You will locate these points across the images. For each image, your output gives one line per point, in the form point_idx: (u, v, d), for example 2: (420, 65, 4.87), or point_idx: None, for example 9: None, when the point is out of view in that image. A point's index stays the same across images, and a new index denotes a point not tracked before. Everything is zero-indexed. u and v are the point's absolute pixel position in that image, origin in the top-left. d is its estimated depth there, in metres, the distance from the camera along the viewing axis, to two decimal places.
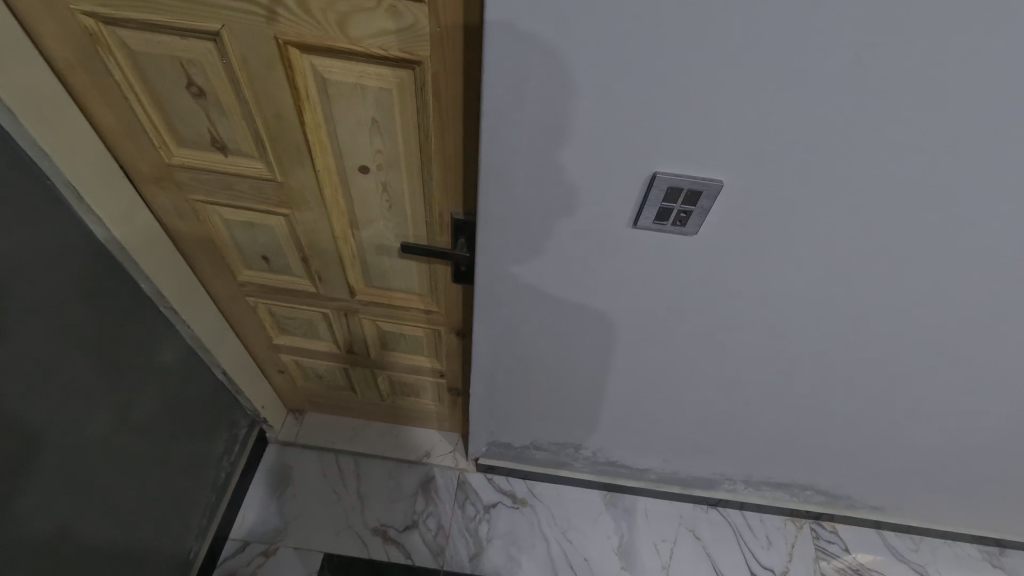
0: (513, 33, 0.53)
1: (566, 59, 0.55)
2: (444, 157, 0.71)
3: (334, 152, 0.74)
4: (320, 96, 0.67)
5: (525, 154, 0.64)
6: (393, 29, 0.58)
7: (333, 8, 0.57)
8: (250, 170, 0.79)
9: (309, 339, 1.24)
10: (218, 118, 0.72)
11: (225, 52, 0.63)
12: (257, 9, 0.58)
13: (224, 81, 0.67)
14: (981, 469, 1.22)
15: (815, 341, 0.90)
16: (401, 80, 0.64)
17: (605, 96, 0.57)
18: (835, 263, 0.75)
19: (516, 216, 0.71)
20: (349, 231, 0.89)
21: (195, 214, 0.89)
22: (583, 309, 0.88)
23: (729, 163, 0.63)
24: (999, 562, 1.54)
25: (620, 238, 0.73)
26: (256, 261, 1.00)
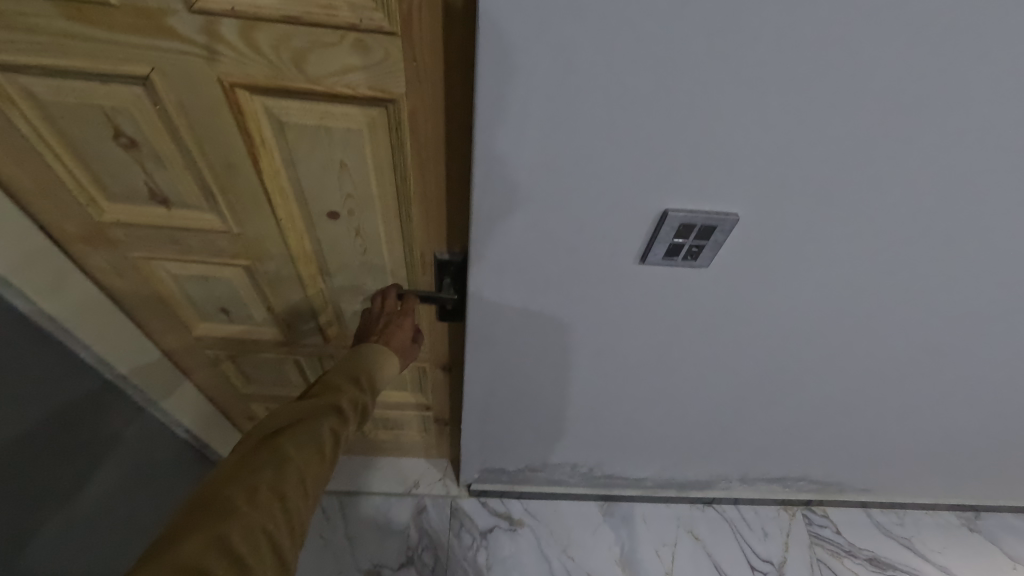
0: (508, 71, 0.46)
1: (571, 95, 0.48)
2: (425, 197, 0.64)
3: (297, 199, 0.66)
4: (278, 141, 0.58)
5: (522, 198, 0.57)
6: (359, 65, 0.50)
7: (287, 44, 0.48)
8: (200, 223, 0.69)
9: (280, 387, 1.15)
10: (155, 169, 0.62)
11: (156, 98, 0.53)
12: (194, 49, 0.49)
13: (159, 130, 0.57)
14: (967, 449, 1.25)
15: (820, 356, 0.87)
16: (371, 119, 0.56)
17: (613, 133, 0.51)
18: (846, 287, 0.71)
19: (512, 259, 0.65)
20: (319, 277, 0.80)
21: (138, 272, 0.78)
22: (582, 343, 0.82)
23: (744, 198, 0.57)
24: (976, 525, 1.61)
25: (625, 274, 0.68)
26: (213, 313, 0.90)
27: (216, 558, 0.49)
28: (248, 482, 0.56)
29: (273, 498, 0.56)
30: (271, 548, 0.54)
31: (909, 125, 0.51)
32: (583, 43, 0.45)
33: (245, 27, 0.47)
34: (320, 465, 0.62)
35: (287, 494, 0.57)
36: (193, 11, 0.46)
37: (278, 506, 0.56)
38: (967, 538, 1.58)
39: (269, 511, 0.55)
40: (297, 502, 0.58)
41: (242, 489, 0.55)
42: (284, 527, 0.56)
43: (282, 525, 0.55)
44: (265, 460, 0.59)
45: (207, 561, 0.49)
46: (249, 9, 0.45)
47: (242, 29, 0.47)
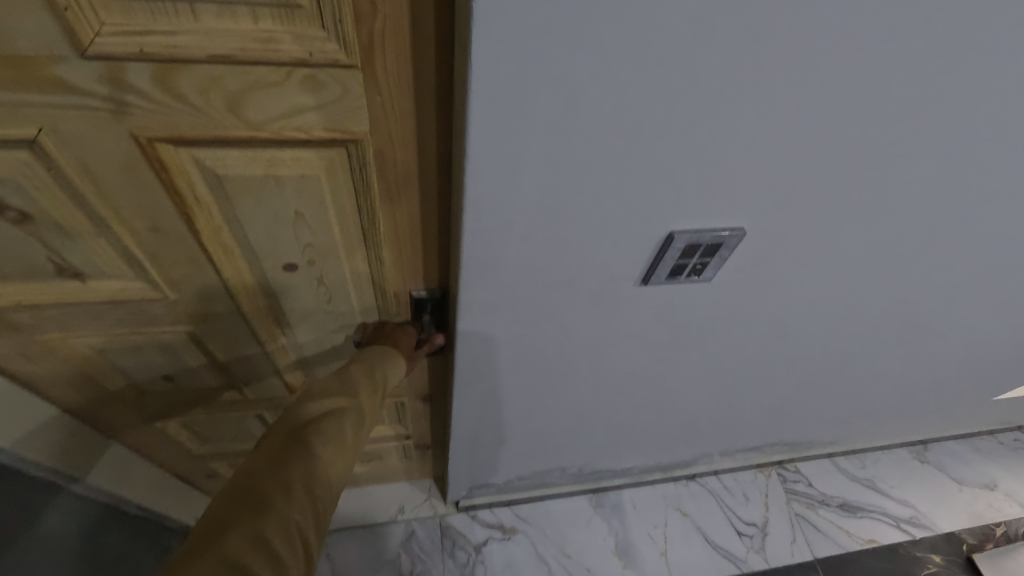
0: (503, 111, 0.40)
1: (575, 131, 0.42)
2: (398, 237, 0.58)
3: (246, 254, 0.57)
4: (216, 197, 0.49)
5: (519, 237, 0.51)
6: (313, 104, 0.43)
7: (218, 86, 0.40)
8: (127, 294, 0.58)
9: (242, 441, 1.04)
10: (59, 243, 0.51)
11: (50, 163, 0.43)
12: (95, 102, 0.39)
13: (58, 197, 0.46)
14: (927, 401, 1.32)
15: (809, 345, 0.87)
16: (329, 162, 0.48)
17: (619, 164, 0.46)
18: (840, 282, 0.70)
19: (506, 296, 0.59)
20: (279, 331, 0.71)
21: (54, 353, 0.66)
22: (577, 366, 0.78)
23: (751, 214, 0.54)
24: (925, 457, 1.74)
25: (624, 298, 0.64)
26: (153, 382, 0.78)
27: (259, 558, 0.44)
28: (280, 477, 0.50)
29: (306, 495, 0.50)
30: (304, 546, 0.48)
31: (921, 130, 0.48)
32: (592, 77, 0.39)
33: (163, 71, 0.38)
34: (345, 461, 0.56)
35: (317, 491, 0.51)
36: (88, 58, 0.37)
37: (311, 502, 0.50)
38: (921, 470, 1.71)
39: (304, 507, 0.49)
40: (325, 498, 0.52)
41: (275, 485, 0.49)
42: (314, 525, 0.50)
43: (313, 522, 0.49)
44: (292, 453, 0.52)
45: (251, 559, 0.43)
46: (164, 49, 0.37)
47: (158, 73, 0.38)
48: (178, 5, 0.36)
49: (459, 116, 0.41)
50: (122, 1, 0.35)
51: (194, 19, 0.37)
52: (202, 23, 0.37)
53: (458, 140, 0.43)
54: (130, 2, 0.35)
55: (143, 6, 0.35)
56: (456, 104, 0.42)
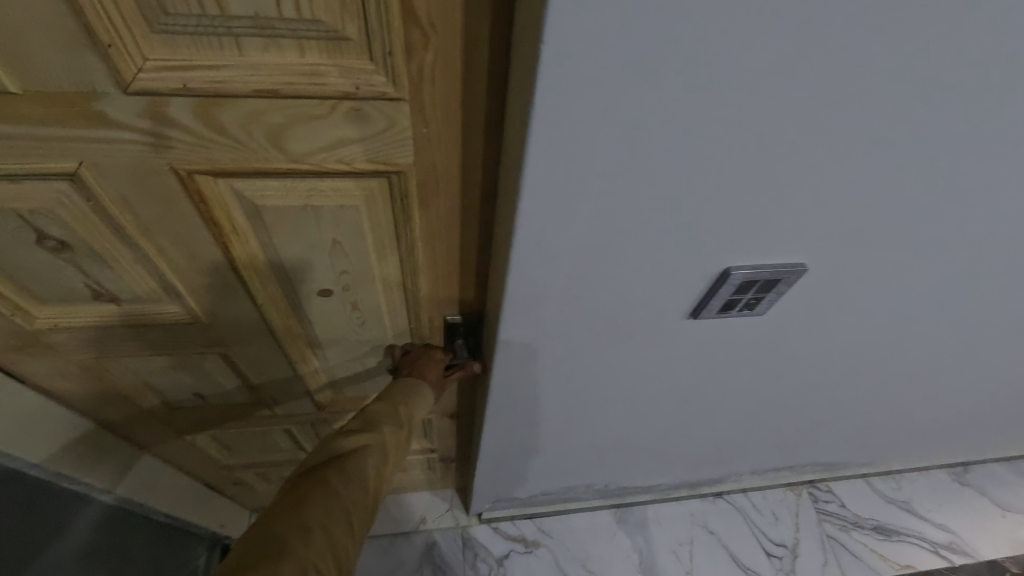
0: (561, 153, 0.38)
1: (636, 172, 0.40)
2: (435, 265, 0.56)
3: (281, 280, 0.56)
4: (253, 226, 0.49)
5: (565, 274, 0.49)
6: (354, 137, 0.42)
7: (259, 119, 0.40)
8: (162, 317, 0.58)
9: (269, 452, 1.04)
10: (97, 270, 0.50)
11: (91, 195, 0.43)
12: (137, 136, 0.40)
13: (98, 226, 0.46)
14: (974, 427, 1.25)
15: (855, 371, 0.83)
16: (369, 193, 0.47)
17: (676, 202, 0.43)
18: (894, 310, 0.66)
19: (546, 330, 0.58)
20: (310, 353, 0.70)
21: (90, 371, 0.66)
22: (612, 391, 0.76)
23: (809, 248, 0.51)
24: (966, 479, 1.66)
25: (668, 328, 0.61)
26: (184, 399, 0.77)
27: None
28: (297, 518, 0.46)
29: (324, 537, 0.46)
30: None
31: (1000, 162, 0.45)
32: (659, 118, 0.37)
33: (206, 105, 0.39)
34: (366, 503, 0.52)
35: (336, 533, 0.48)
36: (129, 92, 0.37)
37: (329, 545, 0.46)
38: (963, 494, 1.63)
39: (321, 551, 0.45)
40: (345, 539, 0.48)
41: (291, 526, 0.46)
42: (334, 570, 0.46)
43: (333, 565, 0.45)
44: (310, 492, 0.49)
45: None
46: (207, 84, 0.37)
47: (199, 107, 0.39)
48: (223, 39, 0.36)
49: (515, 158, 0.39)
50: (166, 35, 0.35)
51: (239, 53, 0.37)
52: (246, 56, 0.37)
53: (512, 180, 0.41)
54: (173, 37, 0.35)
55: (187, 40, 0.35)
56: (511, 142, 0.40)
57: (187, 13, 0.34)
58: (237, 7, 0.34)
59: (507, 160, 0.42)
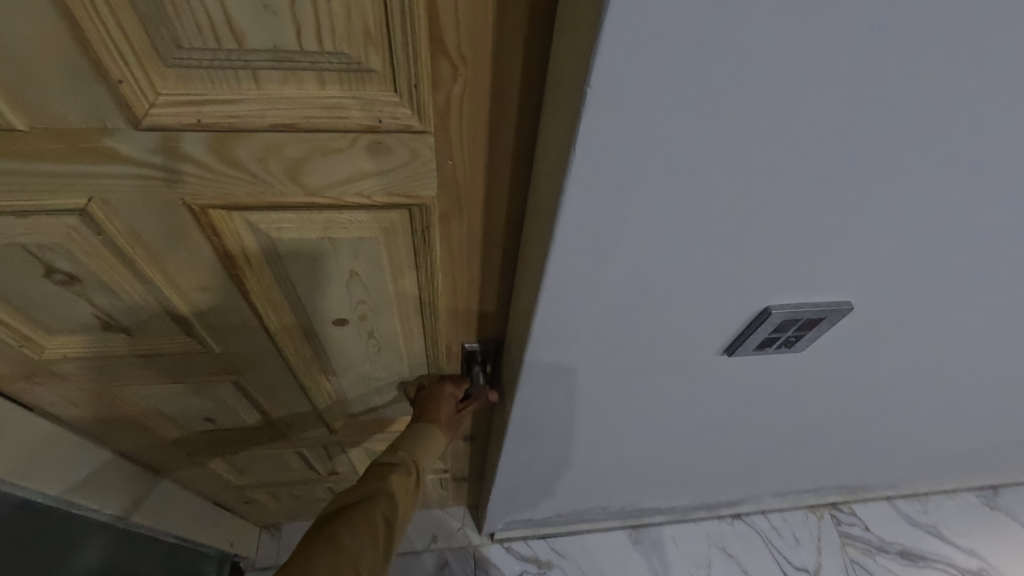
0: (598, 194, 0.36)
1: (675, 212, 0.38)
2: (455, 294, 0.55)
3: (297, 310, 0.55)
4: (268, 259, 0.48)
5: (595, 308, 0.48)
6: (375, 170, 0.41)
7: (278, 153, 0.39)
8: (174, 346, 0.57)
9: (282, 474, 1.02)
10: (107, 301, 0.49)
11: (103, 231, 0.42)
12: (150, 171, 0.39)
13: (112, 258, 0.45)
14: (1008, 452, 1.20)
15: (888, 401, 0.79)
16: (391, 225, 0.46)
17: (715, 240, 0.41)
18: (934, 342, 0.63)
19: (571, 361, 0.56)
20: (325, 380, 0.68)
21: (100, 399, 0.65)
22: (635, 420, 0.73)
23: (849, 282, 0.49)
24: (995, 502, 1.60)
25: (696, 359, 0.59)
26: (196, 424, 0.76)
27: None
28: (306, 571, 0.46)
29: None
30: None
31: None
32: (703, 160, 0.35)
33: (221, 140, 0.37)
34: (377, 555, 0.51)
35: None
36: (141, 129, 0.36)
37: None
38: (991, 517, 1.57)
39: None
40: None
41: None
42: None
43: None
44: (319, 546, 0.49)
45: None
46: (223, 120, 0.36)
47: (213, 143, 0.37)
48: (240, 73, 0.35)
49: (551, 195, 0.37)
50: (180, 69, 0.34)
51: (256, 87, 0.35)
52: (264, 90, 0.35)
53: (544, 217, 0.39)
54: (186, 71, 0.34)
55: (201, 74, 0.34)
56: (546, 177, 0.38)
57: (204, 46, 0.33)
58: (256, 40, 0.33)
59: (541, 194, 0.40)
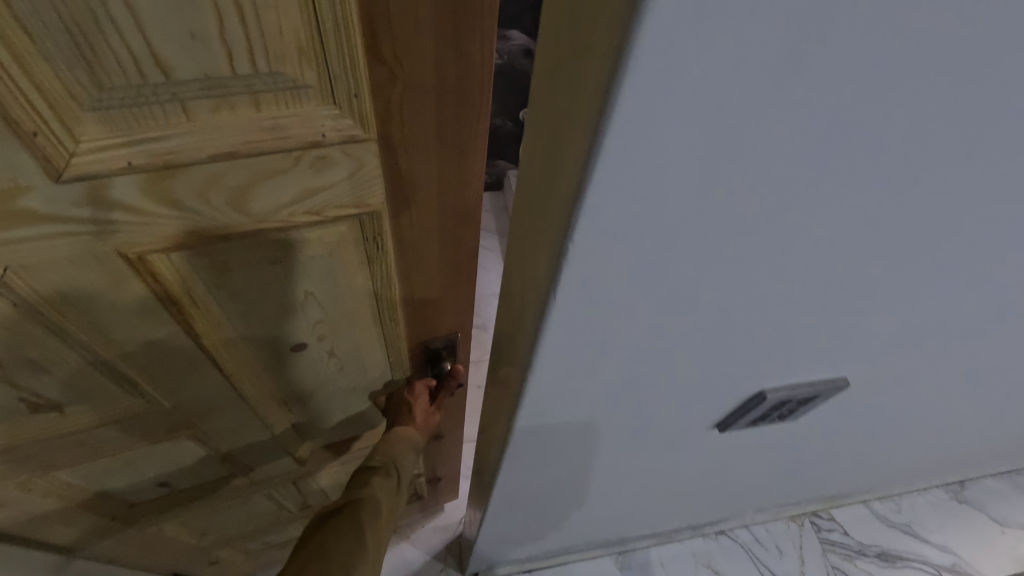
0: (601, 286, 0.33)
1: (689, 292, 0.35)
2: (407, 294, 0.60)
3: (250, 342, 0.57)
4: (217, 298, 0.50)
5: (591, 378, 0.44)
6: (324, 185, 0.44)
7: (220, 184, 0.41)
8: (117, 412, 0.55)
9: (248, 523, 0.96)
10: (31, 379, 0.47)
11: (25, 298, 0.41)
12: (77, 227, 0.38)
13: (37, 328, 0.43)
14: (977, 454, 1.23)
15: (871, 424, 0.79)
16: (342, 236, 0.50)
17: (725, 313, 0.38)
18: (923, 377, 0.63)
19: (559, 421, 0.53)
20: (283, 410, 0.70)
21: (29, 486, 0.59)
22: (623, 460, 0.71)
23: (852, 338, 0.47)
24: (962, 496, 1.64)
25: (688, 408, 0.57)
26: (150, 490, 0.71)
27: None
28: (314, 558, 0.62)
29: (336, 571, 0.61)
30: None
31: None
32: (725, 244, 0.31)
33: (157, 178, 0.38)
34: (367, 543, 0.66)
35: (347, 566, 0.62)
36: (63, 181, 0.35)
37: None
38: (960, 512, 1.61)
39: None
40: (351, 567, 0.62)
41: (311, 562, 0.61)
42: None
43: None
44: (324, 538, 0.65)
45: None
46: (158, 156, 0.37)
47: (147, 184, 0.38)
48: (168, 106, 0.35)
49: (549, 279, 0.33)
50: (100, 111, 0.34)
51: (188, 118, 0.36)
52: (197, 120, 0.37)
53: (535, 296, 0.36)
54: (109, 112, 0.34)
55: (125, 112, 0.35)
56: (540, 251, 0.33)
57: (127, 83, 0.33)
58: (185, 71, 0.34)
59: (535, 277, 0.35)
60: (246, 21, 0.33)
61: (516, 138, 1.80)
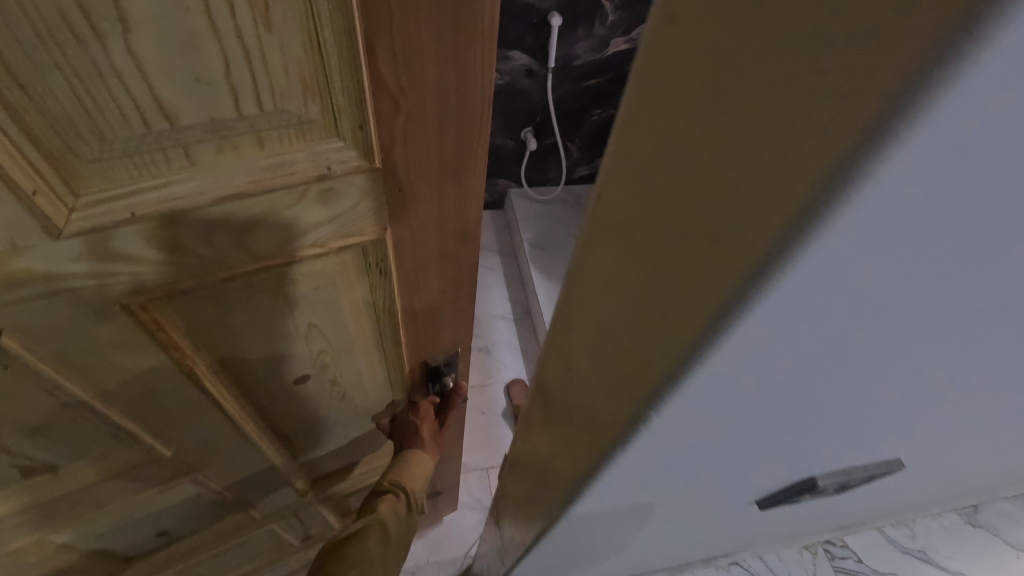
0: (674, 455, 0.28)
1: (767, 447, 0.30)
2: (409, 319, 0.60)
3: (253, 379, 0.56)
4: (220, 338, 0.49)
5: (633, 509, 0.40)
6: (326, 218, 0.44)
7: (223, 227, 0.40)
8: (116, 466, 0.53)
9: (246, 563, 0.93)
10: (26, 442, 0.45)
11: (20, 362, 0.39)
12: (78, 283, 0.37)
13: (32, 388, 0.42)
14: None
15: (915, 487, 0.73)
16: (346, 265, 0.49)
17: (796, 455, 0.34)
18: (983, 458, 0.57)
19: (590, 535, 0.48)
20: (285, 440, 0.69)
21: (23, 551, 0.56)
22: (650, 550, 0.65)
23: (918, 454, 0.42)
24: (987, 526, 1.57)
25: (731, 514, 0.51)
26: (150, 536, 0.69)
27: None
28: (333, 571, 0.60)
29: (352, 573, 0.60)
30: None
31: None
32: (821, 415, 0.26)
33: (159, 226, 0.37)
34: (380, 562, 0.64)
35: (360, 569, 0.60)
36: (64, 238, 0.34)
37: None
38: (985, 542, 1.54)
39: None
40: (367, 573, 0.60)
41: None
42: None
43: None
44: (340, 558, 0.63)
45: None
46: (161, 206, 0.36)
47: (149, 232, 0.37)
48: (170, 152, 0.34)
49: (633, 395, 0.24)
50: (100, 163, 0.33)
51: (190, 163, 0.35)
52: (200, 164, 0.36)
53: (607, 410, 0.28)
54: (109, 163, 0.33)
55: (126, 162, 0.34)
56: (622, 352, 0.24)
57: (130, 132, 0.32)
58: (188, 116, 0.33)
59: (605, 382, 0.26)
60: (252, 61, 0.32)
61: (517, 156, 1.80)
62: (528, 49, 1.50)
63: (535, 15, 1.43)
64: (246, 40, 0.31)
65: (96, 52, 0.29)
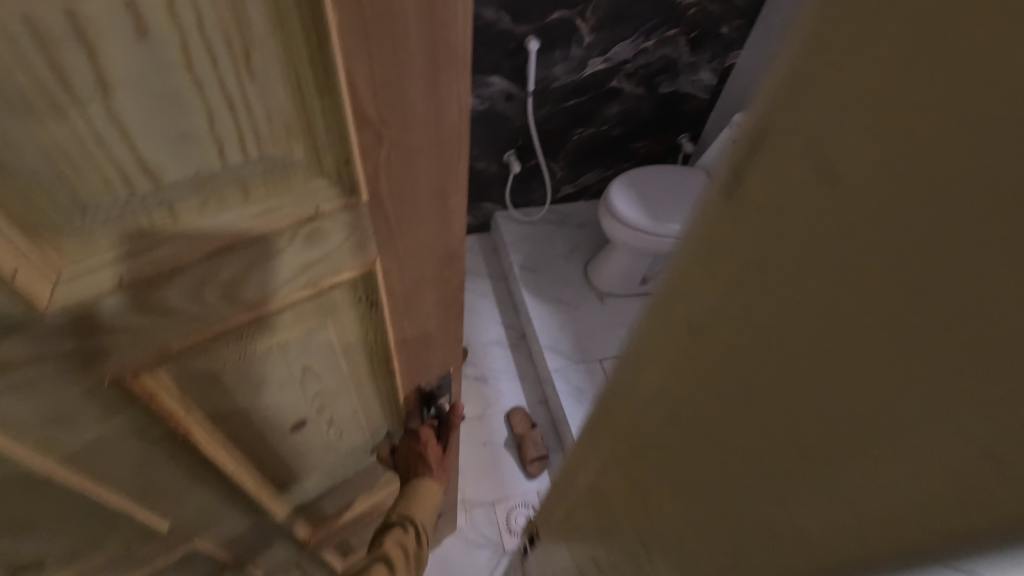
0: None
1: None
2: (402, 350, 0.58)
3: (250, 433, 0.53)
4: (214, 396, 0.46)
5: None
6: (313, 258, 0.41)
7: (213, 281, 0.37)
8: (112, 544, 0.50)
9: None
10: (18, 537, 0.42)
11: (9, 458, 0.36)
12: (66, 362, 0.34)
13: (19, 484, 0.38)
14: None
15: None
16: (336, 300, 0.48)
17: None
18: None
19: None
20: (285, 490, 0.66)
21: None
22: None
23: None
24: None
25: None
26: None
27: None
28: None
29: None
30: None
31: None
32: None
33: (145, 292, 0.34)
34: None
35: None
36: (46, 318, 0.31)
37: None
38: None
39: None
40: None
41: None
42: None
43: None
44: None
45: None
46: (149, 268, 0.33)
47: (135, 299, 0.34)
48: (155, 212, 0.33)
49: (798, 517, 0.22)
50: (83, 234, 0.31)
51: (174, 221, 0.34)
52: (185, 221, 0.34)
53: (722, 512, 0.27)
54: (93, 232, 0.31)
55: (110, 230, 0.32)
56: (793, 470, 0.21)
57: (113, 197, 0.31)
58: (172, 172, 0.32)
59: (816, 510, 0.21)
60: (236, 112, 0.31)
61: (502, 179, 1.80)
62: (507, 75, 1.51)
63: (512, 41, 1.44)
64: (231, 93, 0.30)
65: (78, 121, 0.27)
